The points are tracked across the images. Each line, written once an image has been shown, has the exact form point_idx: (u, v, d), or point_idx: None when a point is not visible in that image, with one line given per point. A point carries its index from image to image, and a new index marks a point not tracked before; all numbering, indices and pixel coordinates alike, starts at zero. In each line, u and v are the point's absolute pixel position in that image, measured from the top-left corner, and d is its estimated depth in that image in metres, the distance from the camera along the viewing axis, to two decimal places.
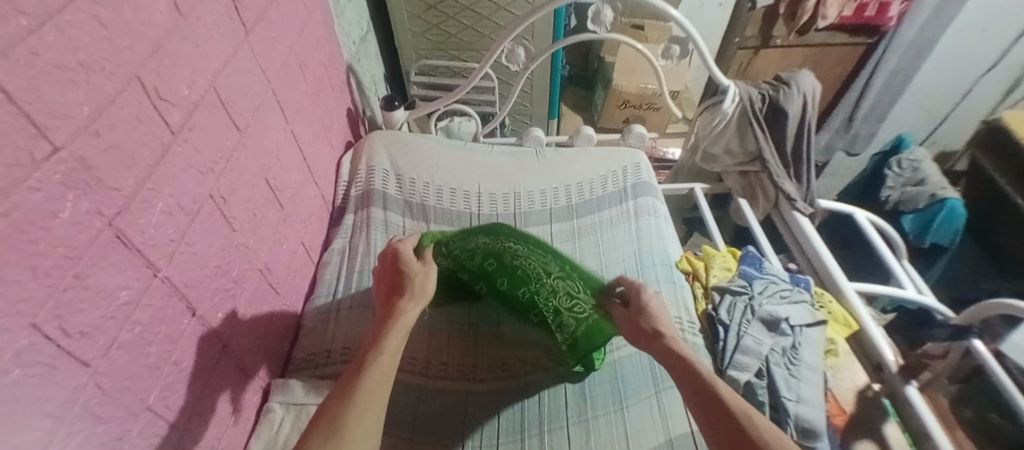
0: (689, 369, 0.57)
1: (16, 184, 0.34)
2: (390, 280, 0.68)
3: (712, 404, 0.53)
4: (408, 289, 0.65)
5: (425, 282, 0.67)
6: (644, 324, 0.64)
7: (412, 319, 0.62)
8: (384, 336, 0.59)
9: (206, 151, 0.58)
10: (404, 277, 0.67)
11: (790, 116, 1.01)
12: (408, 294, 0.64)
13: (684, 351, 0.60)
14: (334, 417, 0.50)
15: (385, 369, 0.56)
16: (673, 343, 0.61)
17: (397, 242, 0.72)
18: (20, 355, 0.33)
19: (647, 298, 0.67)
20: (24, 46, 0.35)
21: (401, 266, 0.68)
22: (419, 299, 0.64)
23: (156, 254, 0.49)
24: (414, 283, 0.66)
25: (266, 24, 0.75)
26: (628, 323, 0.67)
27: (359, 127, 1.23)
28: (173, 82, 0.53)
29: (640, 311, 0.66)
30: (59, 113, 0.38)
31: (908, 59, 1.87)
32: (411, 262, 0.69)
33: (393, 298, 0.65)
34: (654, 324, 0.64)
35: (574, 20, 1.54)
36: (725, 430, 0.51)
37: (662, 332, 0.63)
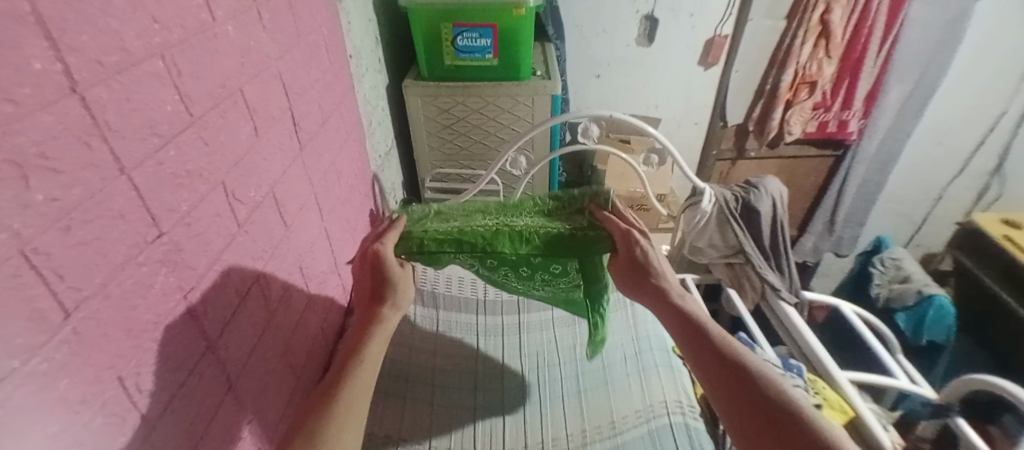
0: (681, 314, 0.72)
1: (130, 261, 0.43)
2: (373, 277, 0.74)
3: (712, 354, 0.67)
4: (389, 298, 0.72)
5: (403, 292, 0.74)
6: (639, 277, 0.76)
7: (393, 325, 0.71)
8: (364, 345, 0.67)
9: (259, 241, 0.69)
10: (387, 284, 0.73)
11: (762, 214, 1.14)
12: (387, 304, 0.72)
13: (676, 297, 0.74)
14: (315, 421, 0.58)
15: (366, 379, 0.64)
16: (669, 294, 0.74)
17: (378, 242, 0.76)
18: (105, 404, 0.40)
19: (638, 250, 0.76)
20: (153, 158, 0.47)
21: (381, 262, 0.74)
22: (399, 306, 0.72)
23: (211, 328, 0.56)
24: (394, 292, 0.73)
25: (316, 142, 0.91)
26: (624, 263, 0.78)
27: (378, 225, 1.36)
28: (245, 185, 0.65)
29: (634, 264, 0.76)
30: (167, 208, 0.49)
31: (874, 169, 2.11)
32: (393, 264, 0.75)
33: (373, 306, 0.72)
34: (652, 276, 0.76)
35: (568, 136, 1.78)
36: (713, 356, 0.67)
37: (654, 278, 0.76)
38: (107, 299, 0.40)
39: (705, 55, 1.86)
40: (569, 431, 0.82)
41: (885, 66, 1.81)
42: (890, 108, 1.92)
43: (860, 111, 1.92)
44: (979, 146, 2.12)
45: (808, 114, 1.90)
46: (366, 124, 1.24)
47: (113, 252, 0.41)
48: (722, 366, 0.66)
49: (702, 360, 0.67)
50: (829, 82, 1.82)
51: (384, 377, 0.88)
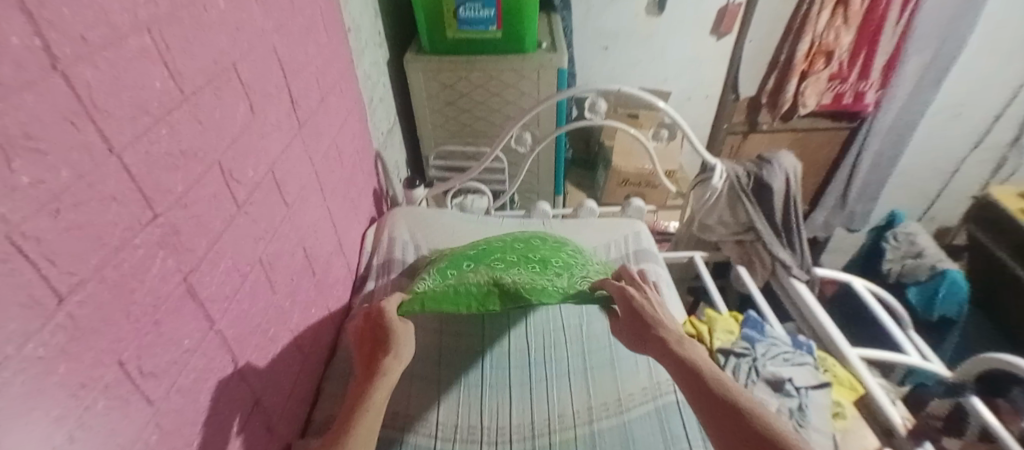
0: (688, 368, 0.64)
1: (125, 244, 0.42)
2: (373, 336, 0.72)
3: (722, 407, 0.58)
4: (393, 348, 0.68)
5: (406, 343, 0.70)
6: (638, 324, 0.73)
7: (397, 376, 0.66)
8: (368, 392, 0.63)
9: (259, 221, 0.68)
10: (389, 337, 0.70)
11: (775, 190, 1.11)
12: (392, 353, 0.67)
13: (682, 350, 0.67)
14: None
15: (370, 426, 0.60)
16: (668, 338, 0.69)
17: (381, 302, 0.76)
18: (107, 388, 0.39)
19: (636, 299, 0.76)
20: (144, 137, 0.45)
21: (383, 321, 0.72)
22: (401, 358, 0.68)
23: (214, 309, 0.56)
24: (395, 343, 0.69)
25: (315, 120, 0.89)
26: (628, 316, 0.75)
27: (382, 205, 1.35)
28: (242, 165, 0.63)
29: (633, 313, 0.75)
30: (161, 189, 0.48)
31: (889, 143, 2.04)
32: (394, 319, 0.73)
33: (376, 358, 0.68)
34: (652, 324, 0.72)
35: (575, 111, 1.73)
36: (718, 407, 0.59)
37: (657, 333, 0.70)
38: (103, 283, 0.39)
39: (718, 24, 1.78)
40: (576, 408, 0.82)
41: (905, 35, 1.73)
42: (907, 80, 1.85)
43: (878, 82, 1.85)
44: (998, 117, 2.04)
45: (824, 86, 1.83)
46: (367, 102, 1.22)
47: (107, 236, 0.40)
48: (730, 420, 0.57)
49: (711, 410, 0.59)
50: (846, 52, 1.75)
51: None
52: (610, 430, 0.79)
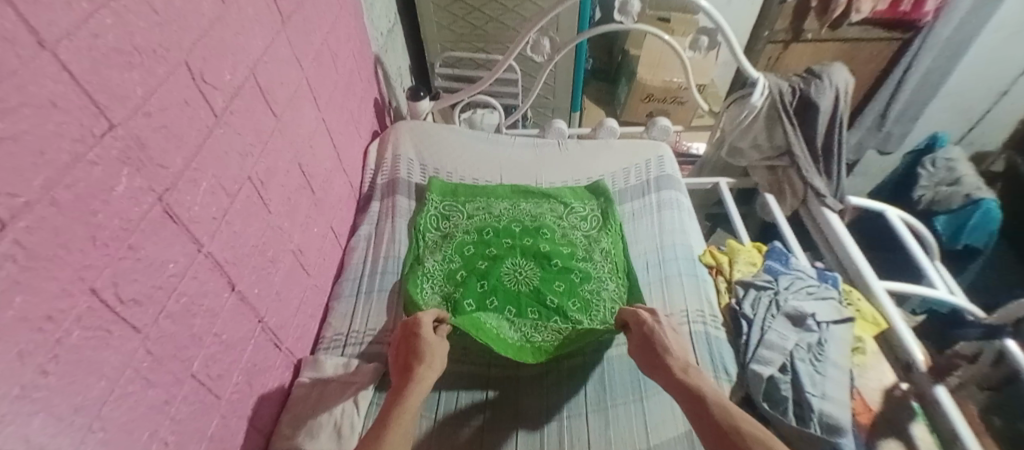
0: (695, 402, 0.59)
1: (78, 159, 0.36)
2: (406, 346, 0.67)
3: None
4: (426, 355, 0.65)
5: (439, 354, 0.67)
6: (649, 358, 0.67)
7: (431, 383, 0.63)
8: (403, 395, 0.60)
9: (244, 134, 0.61)
10: (421, 344, 0.67)
11: (821, 110, 0.99)
12: (426, 361, 0.65)
13: (692, 380, 0.61)
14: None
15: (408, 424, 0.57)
16: (680, 372, 0.63)
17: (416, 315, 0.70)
18: (80, 318, 0.36)
19: (649, 329, 0.69)
20: (85, 27, 0.36)
21: (416, 331, 0.68)
22: (435, 367, 0.65)
23: (200, 231, 0.51)
24: (430, 351, 0.66)
25: (302, 15, 0.77)
26: (636, 346, 0.69)
27: (384, 117, 1.26)
28: (217, 68, 0.55)
29: (643, 345, 0.68)
30: (117, 94, 0.40)
31: (944, 57, 1.79)
32: (429, 331, 0.69)
33: (409, 362, 0.65)
34: (664, 356, 0.66)
35: (599, 13, 1.53)
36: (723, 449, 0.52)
37: (667, 364, 0.65)
38: (55, 206, 0.34)
39: None
40: None
41: None
42: None
43: None
44: None
45: None
46: None
47: (52, 150, 0.33)
48: None
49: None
50: None
51: (398, 279, 0.87)
52: (619, 356, 0.78)
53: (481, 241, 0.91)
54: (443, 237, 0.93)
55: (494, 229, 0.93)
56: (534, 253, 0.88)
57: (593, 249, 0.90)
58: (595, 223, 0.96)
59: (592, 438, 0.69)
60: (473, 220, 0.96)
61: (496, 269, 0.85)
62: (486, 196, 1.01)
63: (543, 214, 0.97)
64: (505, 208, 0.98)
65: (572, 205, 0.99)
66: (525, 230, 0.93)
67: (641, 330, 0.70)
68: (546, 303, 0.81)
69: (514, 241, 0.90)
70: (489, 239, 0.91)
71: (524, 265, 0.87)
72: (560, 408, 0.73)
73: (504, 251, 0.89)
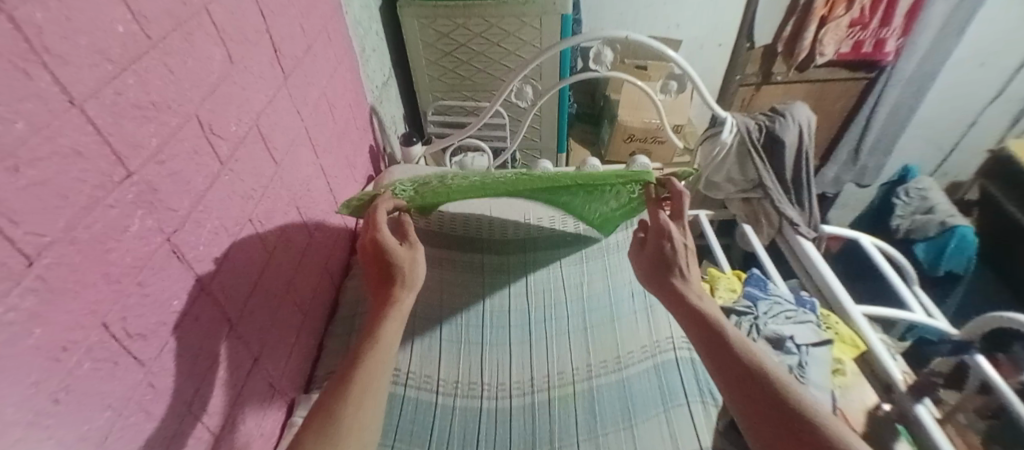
0: (698, 316, 0.65)
1: (97, 203, 0.40)
2: (374, 261, 0.69)
3: (729, 357, 0.59)
4: (399, 277, 0.67)
5: (413, 268, 0.68)
6: (662, 277, 0.72)
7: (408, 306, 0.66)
8: (379, 326, 0.62)
9: (247, 179, 0.65)
10: (393, 266, 0.67)
11: (787, 145, 1.06)
12: (399, 282, 0.66)
13: (694, 303, 0.67)
14: (332, 398, 0.53)
15: (387, 347, 0.59)
16: (686, 294, 0.69)
17: (374, 229, 0.69)
18: (91, 350, 0.38)
19: (668, 246, 0.72)
20: (109, 87, 0.41)
21: (380, 241, 0.68)
22: (410, 287, 0.67)
23: (203, 269, 0.54)
24: (403, 270, 0.67)
25: (302, 69, 0.84)
26: (646, 265, 0.74)
27: (379, 162, 1.32)
28: (223, 119, 0.60)
29: (660, 263, 0.73)
30: (134, 144, 0.45)
31: (909, 93, 1.92)
32: (392, 242, 0.68)
33: (385, 288, 0.67)
34: (673, 277, 0.71)
35: (580, 62, 1.64)
36: (723, 354, 0.60)
37: (674, 283, 0.70)
38: (75, 244, 0.37)
39: None
40: (576, 364, 0.82)
41: None
42: (933, 25, 1.72)
43: (901, 28, 1.73)
44: None
45: (843, 33, 1.72)
46: (359, 52, 1.15)
47: (75, 194, 0.37)
48: (733, 372, 0.58)
49: (716, 357, 0.60)
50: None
51: None
52: (608, 385, 0.79)
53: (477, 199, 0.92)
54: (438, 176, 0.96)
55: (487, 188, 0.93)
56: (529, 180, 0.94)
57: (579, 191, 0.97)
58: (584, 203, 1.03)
59: None
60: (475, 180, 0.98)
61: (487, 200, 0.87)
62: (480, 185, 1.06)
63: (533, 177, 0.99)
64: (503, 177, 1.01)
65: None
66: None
67: (658, 245, 0.73)
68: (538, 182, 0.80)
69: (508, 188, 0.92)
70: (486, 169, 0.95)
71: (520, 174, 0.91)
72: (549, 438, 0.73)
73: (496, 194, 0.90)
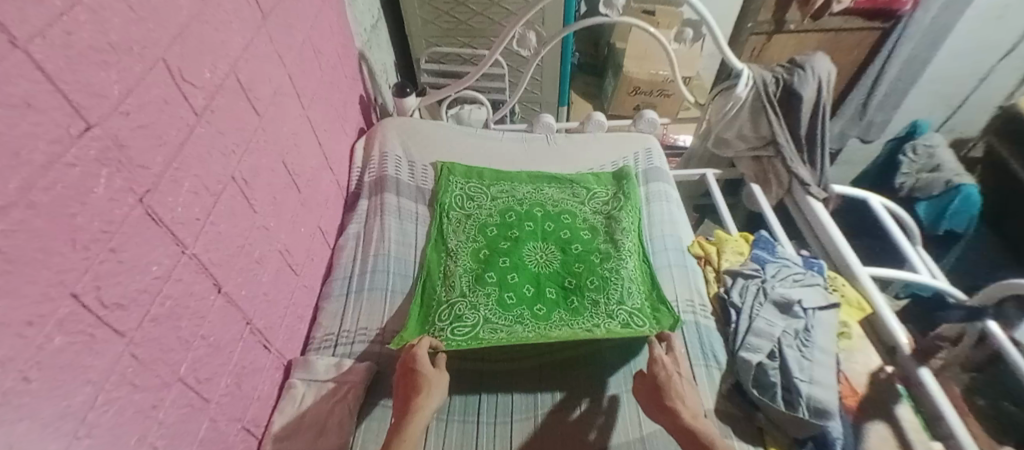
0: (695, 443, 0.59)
1: (55, 160, 0.35)
2: (404, 381, 0.66)
3: None
4: (424, 387, 0.64)
5: (439, 384, 0.66)
6: (657, 399, 0.64)
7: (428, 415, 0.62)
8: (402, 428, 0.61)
9: (227, 133, 0.60)
10: (418, 377, 0.65)
11: (805, 100, 1.00)
12: (422, 391, 0.64)
13: (696, 426, 0.60)
14: None
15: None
16: (682, 415, 0.62)
17: (413, 346, 0.69)
18: (62, 323, 0.35)
19: (663, 372, 0.66)
20: (58, 25, 0.35)
21: (415, 366, 0.66)
22: (435, 398, 0.64)
23: (183, 232, 0.50)
24: (428, 383, 0.65)
25: (282, 10, 0.76)
26: (644, 393, 0.66)
27: (370, 114, 1.25)
28: (195, 65, 0.53)
29: (654, 385, 0.66)
30: (93, 93, 0.39)
31: (924, 45, 1.80)
32: (428, 365, 0.67)
33: (408, 396, 0.64)
34: (669, 400, 0.64)
35: (585, 7, 1.52)
36: None
37: (673, 407, 0.63)
38: (34, 209, 0.33)
39: None
40: None
41: None
42: None
43: None
44: None
45: None
46: None
47: (29, 151, 0.32)
48: None
49: None
50: None
51: (393, 277, 0.87)
52: (612, 348, 0.78)
53: (492, 250, 0.89)
54: (466, 217, 0.96)
55: (497, 245, 0.89)
56: (556, 238, 0.91)
57: (612, 227, 0.92)
58: (616, 206, 0.97)
59: (584, 430, 0.70)
60: (497, 202, 0.98)
61: (519, 248, 0.89)
62: (508, 181, 1.02)
63: (565, 200, 0.98)
64: (528, 192, 1.00)
65: (595, 191, 1.00)
66: (547, 215, 0.95)
67: (653, 369, 0.67)
68: (570, 269, 0.86)
69: (536, 226, 0.93)
70: (513, 222, 0.94)
71: (547, 249, 0.89)
72: (576, 395, 0.74)
73: (524, 235, 0.91)
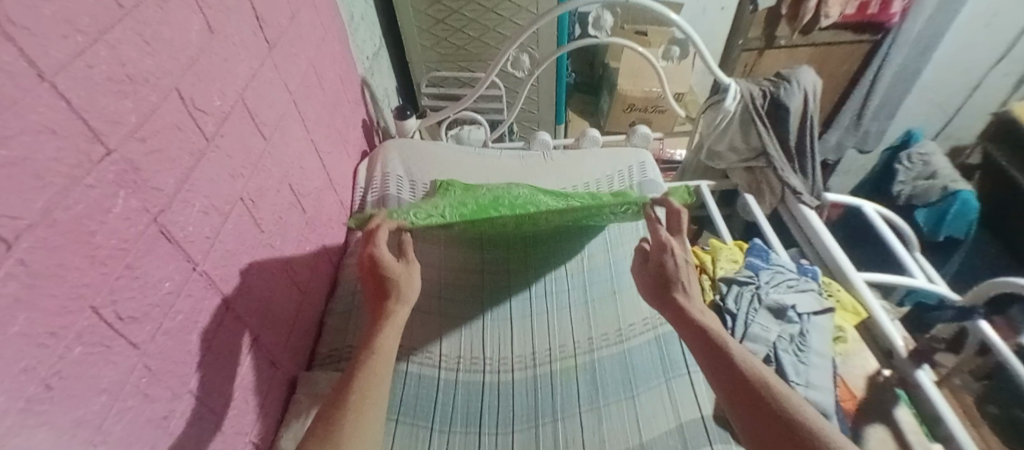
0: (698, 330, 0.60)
1: (76, 183, 0.38)
2: (373, 284, 0.66)
3: (727, 366, 0.55)
4: (394, 291, 0.64)
5: (410, 284, 0.65)
6: (663, 294, 0.67)
7: (402, 320, 0.62)
8: (376, 335, 0.59)
9: (235, 157, 0.63)
10: (388, 282, 0.64)
11: (791, 111, 1.03)
12: (394, 297, 0.64)
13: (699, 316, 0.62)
14: (335, 404, 0.51)
15: (386, 365, 0.56)
16: (688, 307, 0.64)
17: (370, 243, 0.67)
18: (81, 335, 0.37)
19: (670, 260, 0.69)
20: (80, 60, 0.38)
21: (379, 263, 0.65)
22: (406, 298, 0.64)
23: (194, 250, 0.53)
24: (398, 285, 0.64)
25: (288, 40, 0.80)
26: (650, 285, 0.70)
27: (373, 137, 1.29)
28: (206, 93, 0.57)
29: (661, 276, 0.68)
30: (112, 121, 0.42)
31: (914, 55, 1.86)
32: (390, 259, 0.66)
33: (379, 303, 0.64)
34: (675, 292, 0.67)
35: (578, 29, 1.59)
36: (726, 369, 0.55)
37: (677, 298, 0.66)
38: (55, 227, 0.35)
39: None
40: (576, 338, 0.82)
41: None
42: None
43: None
44: None
45: None
46: (347, 21, 1.10)
47: (52, 175, 0.35)
48: (749, 396, 0.51)
49: (720, 370, 0.55)
50: None
51: None
52: (610, 357, 0.79)
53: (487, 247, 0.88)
54: None
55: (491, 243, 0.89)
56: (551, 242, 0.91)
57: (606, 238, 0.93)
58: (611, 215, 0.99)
59: (585, 437, 0.70)
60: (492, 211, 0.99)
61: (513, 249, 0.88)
62: None
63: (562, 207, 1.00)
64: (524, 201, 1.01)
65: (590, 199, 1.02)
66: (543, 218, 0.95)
67: (661, 258, 0.69)
68: None
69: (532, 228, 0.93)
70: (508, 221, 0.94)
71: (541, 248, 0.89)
72: (579, 396, 0.75)
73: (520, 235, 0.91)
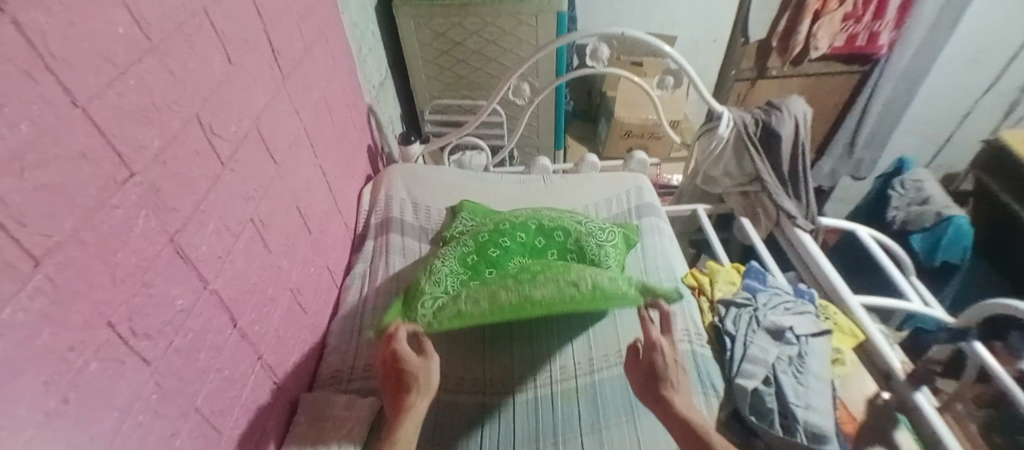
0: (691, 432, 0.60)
1: (102, 203, 0.40)
2: (392, 378, 0.65)
3: None
4: (415, 383, 0.63)
5: (429, 375, 0.64)
6: (652, 389, 0.65)
7: (422, 411, 0.61)
8: (398, 426, 0.60)
9: (247, 180, 0.65)
10: (406, 371, 0.64)
11: (783, 138, 1.07)
12: (415, 389, 0.63)
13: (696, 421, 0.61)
14: None
15: None
16: (679, 406, 0.63)
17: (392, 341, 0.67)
18: (98, 349, 0.39)
19: (659, 357, 0.66)
20: (111, 89, 0.41)
21: (399, 362, 0.65)
22: (425, 393, 0.63)
23: (206, 269, 0.55)
24: (417, 376, 0.63)
25: (300, 71, 0.84)
26: (639, 379, 0.67)
27: (378, 162, 1.32)
28: (223, 120, 0.60)
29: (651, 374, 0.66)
30: (137, 146, 0.45)
31: (903, 86, 1.93)
32: (411, 354, 0.66)
33: (398, 394, 0.63)
34: (663, 389, 0.64)
35: (576, 60, 1.65)
36: None
37: (667, 396, 0.63)
38: (81, 245, 0.37)
39: None
40: (576, 360, 0.82)
41: None
42: (925, 19, 1.73)
43: (894, 21, 1.72)
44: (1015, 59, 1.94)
45: (837, 26, 1.71)
46: (355, 52, 1.15)
47: (81, 196, 0.37)
48: None
49: None
50: None
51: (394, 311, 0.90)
52: (610, 378, 0.79)
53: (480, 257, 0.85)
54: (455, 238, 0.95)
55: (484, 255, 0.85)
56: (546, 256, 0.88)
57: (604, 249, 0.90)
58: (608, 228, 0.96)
59: None
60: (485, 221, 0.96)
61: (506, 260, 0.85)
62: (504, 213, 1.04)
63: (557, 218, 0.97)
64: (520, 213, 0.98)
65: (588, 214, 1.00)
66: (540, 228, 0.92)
67: (651, 358, 0.66)
68: None
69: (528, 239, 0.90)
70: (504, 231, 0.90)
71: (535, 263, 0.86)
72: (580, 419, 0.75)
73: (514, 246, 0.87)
